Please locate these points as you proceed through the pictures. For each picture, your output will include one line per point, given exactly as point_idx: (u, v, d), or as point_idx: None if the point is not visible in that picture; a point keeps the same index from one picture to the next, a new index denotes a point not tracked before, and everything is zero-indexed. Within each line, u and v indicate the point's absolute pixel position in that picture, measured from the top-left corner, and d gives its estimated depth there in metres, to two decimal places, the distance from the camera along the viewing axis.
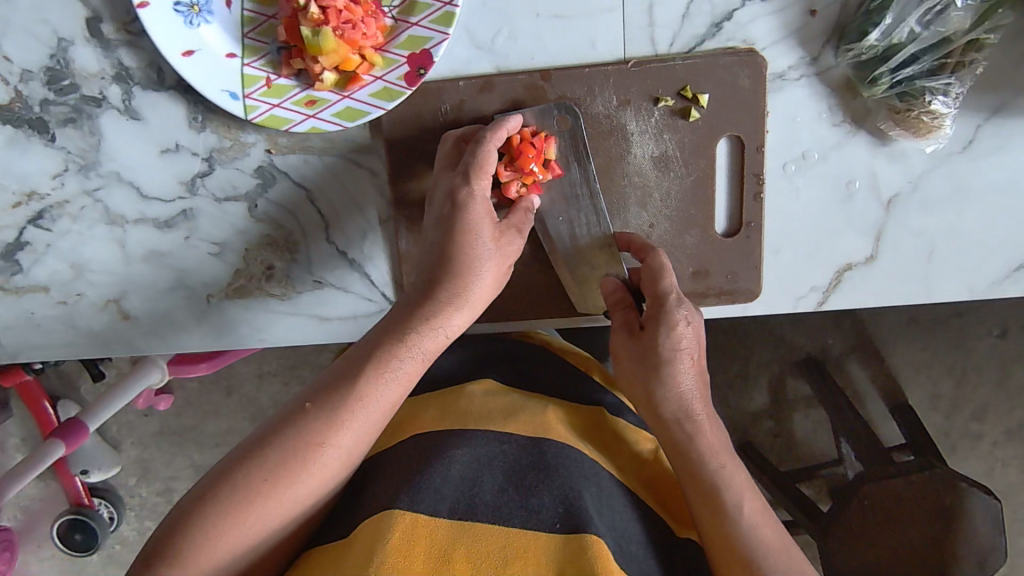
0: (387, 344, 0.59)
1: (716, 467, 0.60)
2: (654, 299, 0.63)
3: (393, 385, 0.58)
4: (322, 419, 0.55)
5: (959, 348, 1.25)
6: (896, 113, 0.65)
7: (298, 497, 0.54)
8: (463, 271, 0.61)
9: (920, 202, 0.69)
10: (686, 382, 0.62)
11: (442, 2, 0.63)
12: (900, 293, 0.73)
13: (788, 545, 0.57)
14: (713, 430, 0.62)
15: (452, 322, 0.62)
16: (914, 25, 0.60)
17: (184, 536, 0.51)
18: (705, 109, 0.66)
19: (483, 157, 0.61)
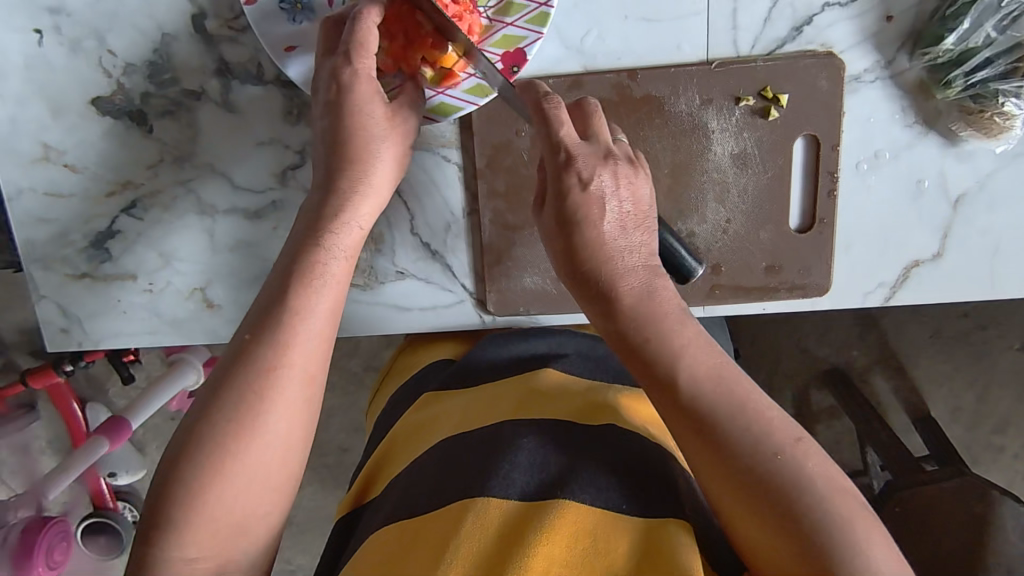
0: (301, 250, 0.58)
1: (645, 339, 0.52)
2: (553, 158, 0.54)
3: (319, 292, 0.57)
4: (263, 345, 0.54)
5: (982, 360, 1.28)
6: (969, 115, 0.68)
7: (270, 435, 0.53)
8: (360, 160, 0.59)
9: (987, 200, 0.72)
10: (604, 251, 0.54)
11: (538, 2, 0.65)
12: (964, 291, 0.75)
13: (750, 403, 0.50)
14: (643, 289, 0.54)
15: (362, 213, 0.60)
16: (990, 31, 0.64)
17: (171, 514, 0.51)
18: (784, 109, 0.69)
19: (364, 34, 0.58)
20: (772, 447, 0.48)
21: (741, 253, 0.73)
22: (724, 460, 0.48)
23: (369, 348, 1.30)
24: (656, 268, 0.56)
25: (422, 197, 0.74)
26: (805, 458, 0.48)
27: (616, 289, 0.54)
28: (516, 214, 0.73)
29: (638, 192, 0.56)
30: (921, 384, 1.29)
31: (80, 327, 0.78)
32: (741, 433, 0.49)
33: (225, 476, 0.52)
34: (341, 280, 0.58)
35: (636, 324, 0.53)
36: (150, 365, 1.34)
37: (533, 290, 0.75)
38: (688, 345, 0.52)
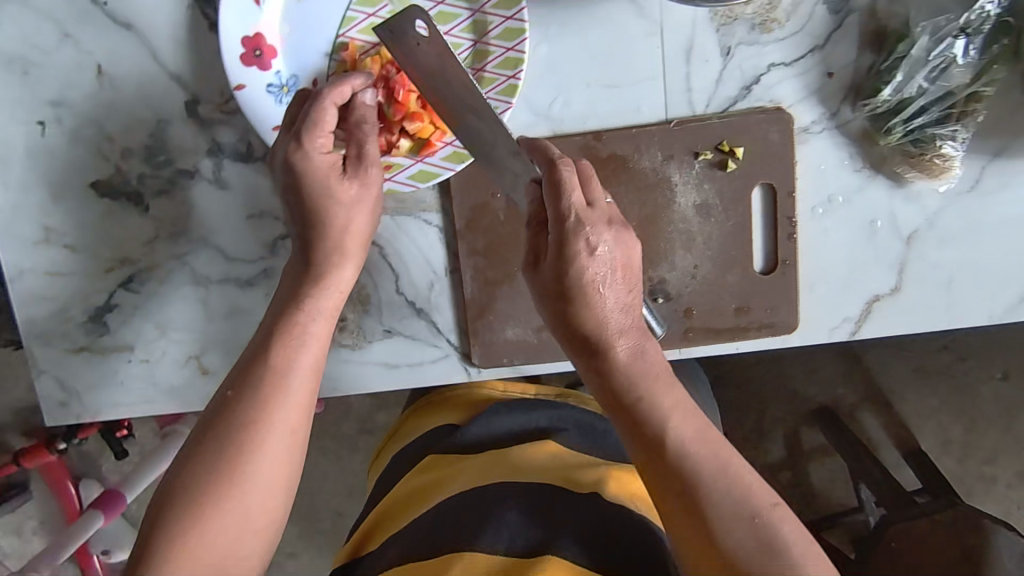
0: (289, 310, 0.62)
1: (638, 392, 0.56)
2: (554, 219, 0.58)
3: (305, 349, 0.61)
4: (246, 401, 0.57)
5: (966, 392, 1.36)
6: (911, 158, 0.73)
7: (251, 486, 0.56)
8: (332, 226, 0.64)
9: (937, 237, 0.77)
10: (599, 312, 0.58)
11: (507, 75, 0.70)
12: (925, 322, 0.79)
13: (732, 467, 0.53)
14: (631, 347, 0.58)
15: (344, 277, 0.65)
16: (921, 81, 0.69)
17: (155, 556, 0.53)
18: (741, 161, 0.74)
19: (318, 115, 0.62)
20: (750, 511, 0.51)
21: (713, 296, 0.77)
22: (698, 519, 0.52)
23: (361, 411, 1.36)
24: (646, 329, 0.59)
25: (409, 260, 0.77)
26: (781, 523, 0.51)
27: (607, 346, 0.58)
28: (497, 270, 0.77)
29: (631, 256, 0.59)
30: (908, 419, 1.37)
31: (79, 400, 0.80)
32: (717, 491, 0.52)
33: (209, 520, 0.54)
34: (324, 339, 0.62)
35: (627, 381, 0.56)
36: (143, 438, 1.35)
37: (517, 341, 0.78)
38: (676, 408, 0.55)
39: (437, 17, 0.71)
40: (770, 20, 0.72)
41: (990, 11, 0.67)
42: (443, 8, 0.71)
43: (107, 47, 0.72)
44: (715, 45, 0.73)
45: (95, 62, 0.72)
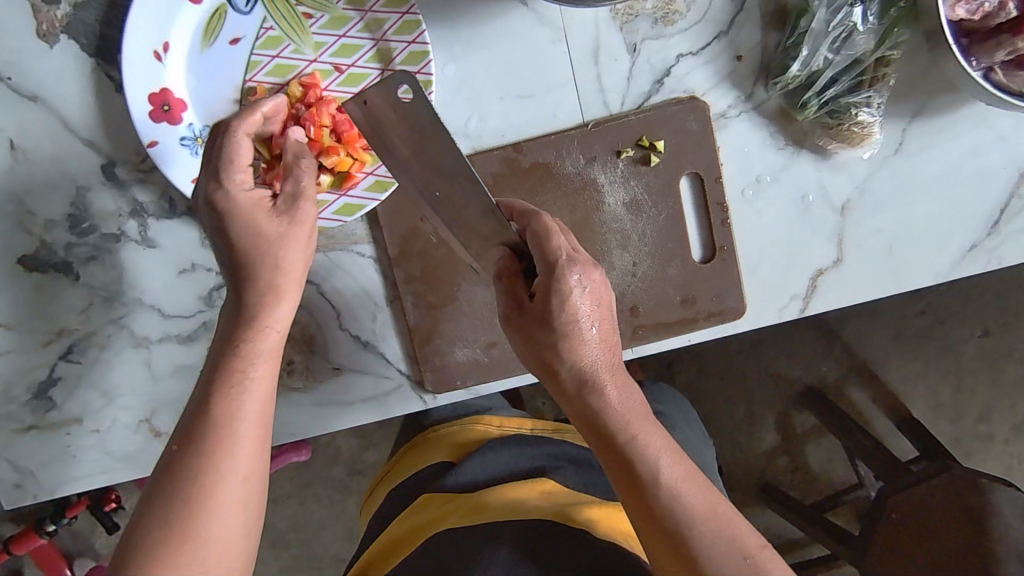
0: (225, 360, 0.58)
1: (630, 439, 0.56)
2: (545, 265, 0.57)
3: (250, 401, 0.57)
4: (190, 455, 0.55)
5: (948, 353, 1.37)
6: (830, 129, 0.73)
7: (206, 540, 0.53)
8: (265, 264, 0.60)
9: (871, 203, 0.77)
10: (588, 362, 0.57)
11: None
12: (873, 289, 0.79)
13: (719, 512, 0.55)
14: (624, 395, 0.57)
15: (280, 315, 0.61)
16: (826, 53, 0.70)
17: None
18: (663, 154, 0.74)
19: (231, 150, 0.61)
20: (742, 551, 0.53)
21: (657, 290, 0.76)
22: (689, 560, 0.53)
23: (350, 451, 1.34)
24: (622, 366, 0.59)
25: (346, 292, 0.76)
26: (769, 562, 0.54)
27: (597, 384, 0.57)
28: (438, 294, 0.76)
29: (604, 296, 0.59)
30: (896, 387, 1.37)
31: (33, 479, 0.77)
32: (710, 540, 0.53)
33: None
34: (267, 387, 0.58)
35: (616, 422, 0.56)
36: (134, 509, 1.33)
37: (467, 363, 0.77)
38: (664, 450, 0.56)
39: (341, 50, 0.72)
40: (670, 12, 0.73)
41: None
42: (344, 41, 0.71)
43: (17, 121, 0.72)
44: (620, 43, 0.73)
45: (6, 138, 0.72)
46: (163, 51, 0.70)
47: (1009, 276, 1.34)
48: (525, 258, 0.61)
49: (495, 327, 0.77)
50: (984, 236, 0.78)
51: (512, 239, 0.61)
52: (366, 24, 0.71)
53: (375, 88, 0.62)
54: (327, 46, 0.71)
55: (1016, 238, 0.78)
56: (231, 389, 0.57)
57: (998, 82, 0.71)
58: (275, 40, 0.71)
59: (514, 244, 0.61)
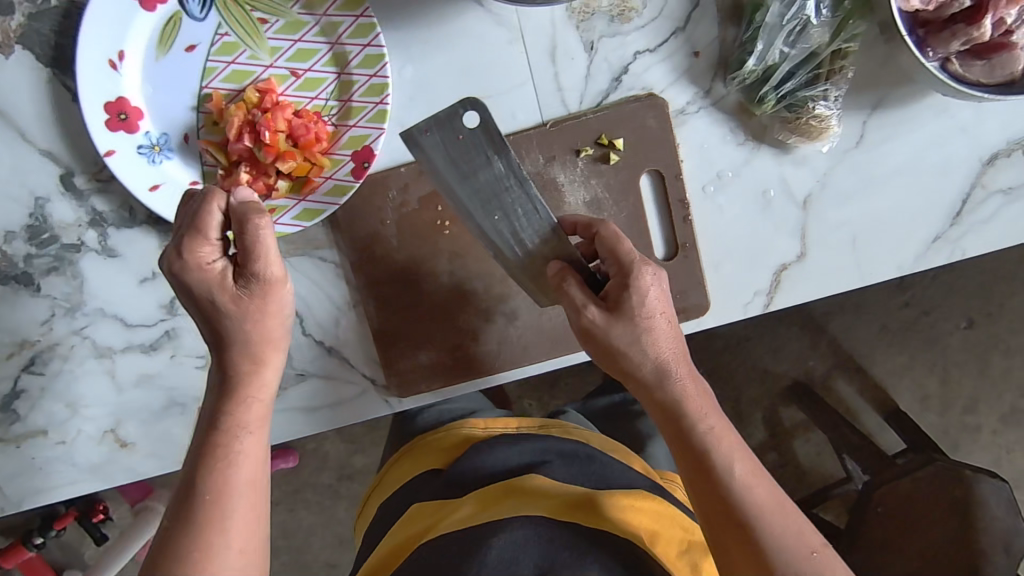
0: (212, 436, 0.60)
1: (705, 426, 0.67)
2: (620, 271, 0.68)
3: (245, 467, 0.60)
4: (185, 533, 0.56)
5: (935, 345, 1.38)
6: (789, 123, 0.73)
7: None
8: (241, 338, 0.62)
9: (831, 196, 0.77)
10: (665, 356, 0.69)
11: (375, 102, 0.71)
12: (837, 284, 0.79)
13: (782, 502, 0.65)
14: (696, 390, 0.69)
15: (261, 386, 0.63)
16: (782, 47, 0.70)
17: None
18: (623, 153, 0.74)
19: (198, 221, 0.60)
20: (809, 546, 0.62)
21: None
22: (755, 544, 0.62)
23: (339, 457, 1.34)
24: (689, 367, 0.70)
25: (309, 300, 0.76)
26: (828, 553, 0.63)
27: (670, 377, 0.68)
28: (401, 297, 0.76)
29: (667, 307, 0.69)
30: (883, 381, 1.38)
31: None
32: (776, 528, 0.63)
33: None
34: (257, 454, 0.61)
35: (693, 416, 0.67)
36: (122, 520, 1.32)
37: (431, 366, 0.77)
38: (735, 447, 0.67)
39: (297, 55, 0.71)
40: (627, 10, 0.73)
41: None
42: (300, 46, 0.71)
43: None
44: (577, 42, 0.73)
45: None
46: (118, 60, 0.70)
47: (992, 267, 1.35)
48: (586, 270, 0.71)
49: (459, 329, 0.77)
50: (946, 228, 0.78)
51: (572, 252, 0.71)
52: (321, 28, 0.71)
53: (433, 121, 0.68)
54: (283, 51, 0.71)
55: (978, 229, 0.78)
56: (223, 460, 0.59)
57: (955, 72, 0.71)
58: (229, 46, 0.71)
59: (574, 258, 0.71)
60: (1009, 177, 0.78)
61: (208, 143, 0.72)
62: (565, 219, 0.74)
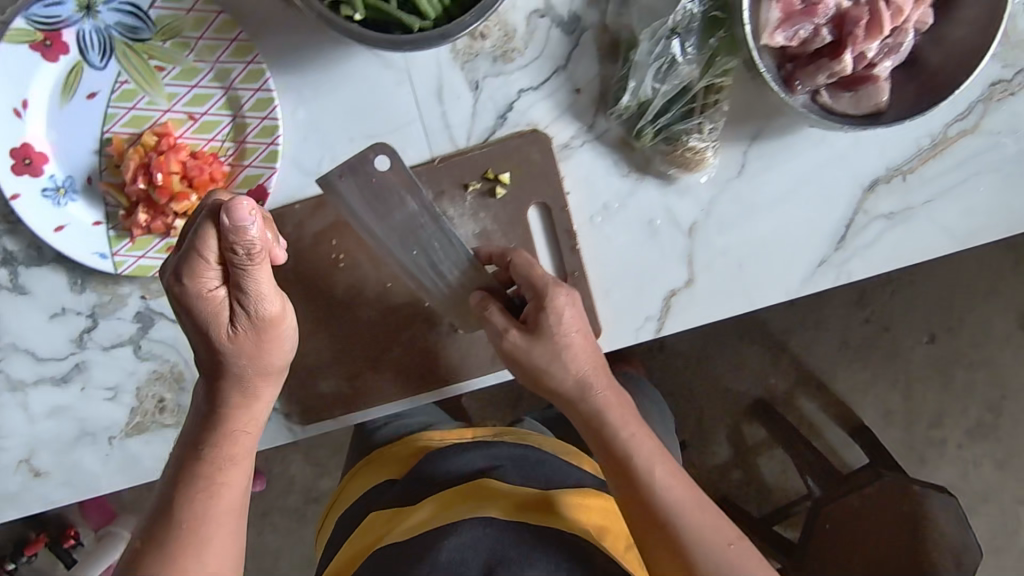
0: (194, 463, 0.62)
1: (626, 433, 0.72)
2: (534, 294, 0.72)
3: (229, 495, 0.63)
4: (154, 555, 0.59)
5: (897, 360, 1.41)
6: (667, 154, 0.76)
7: None
8: (237, 367, 0.61)
9: (716, 225, 0.80)
10: (582, 373, 0.73)
11: (266, 143, 0.74)
12: (726, 308, 0.82)
13: (701, 501, 0.70)
14: (617, 401, 0.73)
15: (247, 416, 0.64)
16: (652, 83, 0.73)
17: None
18: (509, 186, 0.77)
19: (196, 245, 0.55)
20: (728, 540, 0.67)
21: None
22: (675, 542, 0.67)
23: (305, 480, 1.36)
24: (608, 381, 0.74)
25: None
26: (746, 547, 0.68)
27: (592, 393, 0.73)
28: (302, 327, 0.79)
29: (584, 325, 0.73)
30: (847, 396, 1.41)
31: None
32: (695, 526, 0.68)
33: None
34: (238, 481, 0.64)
35: (613, 428, 0.72)
36: None
37: (330, 394, 0.80)
38: (655, 453, 0.72)
39: (193, 100, 0.75)
40: (509, 50, 0.76)
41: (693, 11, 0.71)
42: (195, 91, 0.74)
43: None
44: (463, 81, 0.76)
45: None
46: (23, 108, 0.74)
47: (947, 284, 1.38)
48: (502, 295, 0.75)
49: (356, 359, 0.80)
50: (831, 252, 0.81)
51: (488, 280, 0.75)
52: (215, 75, 0.74)
53: (345, 166, 0.71)
54: (180, 97, 0.74)
55: (863, 253, 0.81)
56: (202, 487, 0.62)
57: (824, 104, 0.73)
58: (129, 93, 0.74)
59: (491, 286, 0.75)
60: (891, 203, 0.80)
61: (110, 186, 0.76)
62: (480, 249, 0.77)
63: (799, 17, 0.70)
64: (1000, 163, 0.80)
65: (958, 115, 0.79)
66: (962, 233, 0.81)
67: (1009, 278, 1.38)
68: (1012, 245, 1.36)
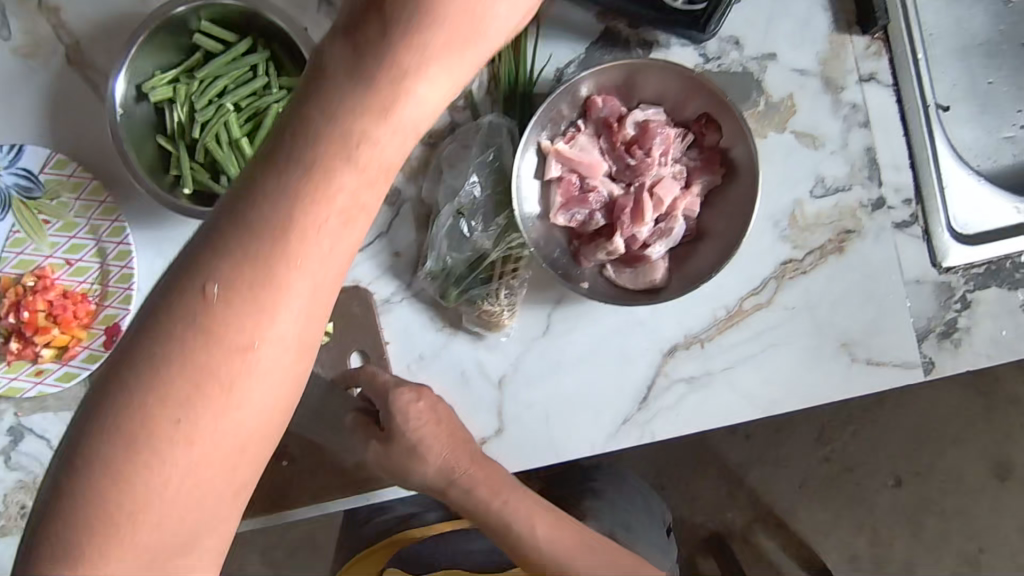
0: (315, 162, 0.42)
1: (499, 503, 0.78)
2: (382, 400, 0.78)
3: (310, 267, 0.43)
4: (242, 280, 0.42)
5: (863, 502, 1.38)
6: (470, 314, 0.83)
7: (252, 404, 0.44)
8: (421, 37, 0.43)
9: (523, 378, 0.85)
10: (439, 462, 0.78)
11: (124, 287, 0.86)
12: (535, 457, 0.86)
13: (585, 540, 0.78)
14: (483, 475, 0.79)
15: (405, 120, 0.44)
16: (448, 253, 0.83)
17: (138, 484, 0.42)
18: (332, 334, 0.84)
19: None
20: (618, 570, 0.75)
21: (314, 456, 0.88)
22: None
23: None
24: (470, 456, 0.79)
25: None
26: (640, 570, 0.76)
27: (455, 471, 0.78)
28: None
29: (434, 408, 0.79)
30: (809, 536, 1.38)
31: None
32: (585, 564, 0.75)
33: (155, 501, 0.42)
34: (349, 241, 0.45)
35: (480, 503, 0.78)
36: None
37: None
38: (531, 512, 0.78)
39: (71, 248, 0.87)
40: None
41: (476, 196, 0.83)
42: (74, 240, 0.86)
43: None
44: None
45: None
46: None
47: (919, 425, 1.37)
48: (370, 407, 0.81)
49: None
50: (633, 411, 0.85)
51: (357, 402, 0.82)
52: (90, 229, 0.86)
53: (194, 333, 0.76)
54: (60, 245, 0.87)
55: (665, 414, 0.85)
56: (305, 232, 0.43)
57: (609, 278, 0.80)
58: (18, 240, 0.86)
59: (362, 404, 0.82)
60: (690, 367, 0.84)
61: None
62: (337, 372, 0.84)
63: (576, 203, 0.78)
64: (799, 335, 0.83)
65: (751, 290, 0.83)
66: (764, 400, 0.84)
67: (982, 424, 1.37)
68: (971, 392, 1.36)
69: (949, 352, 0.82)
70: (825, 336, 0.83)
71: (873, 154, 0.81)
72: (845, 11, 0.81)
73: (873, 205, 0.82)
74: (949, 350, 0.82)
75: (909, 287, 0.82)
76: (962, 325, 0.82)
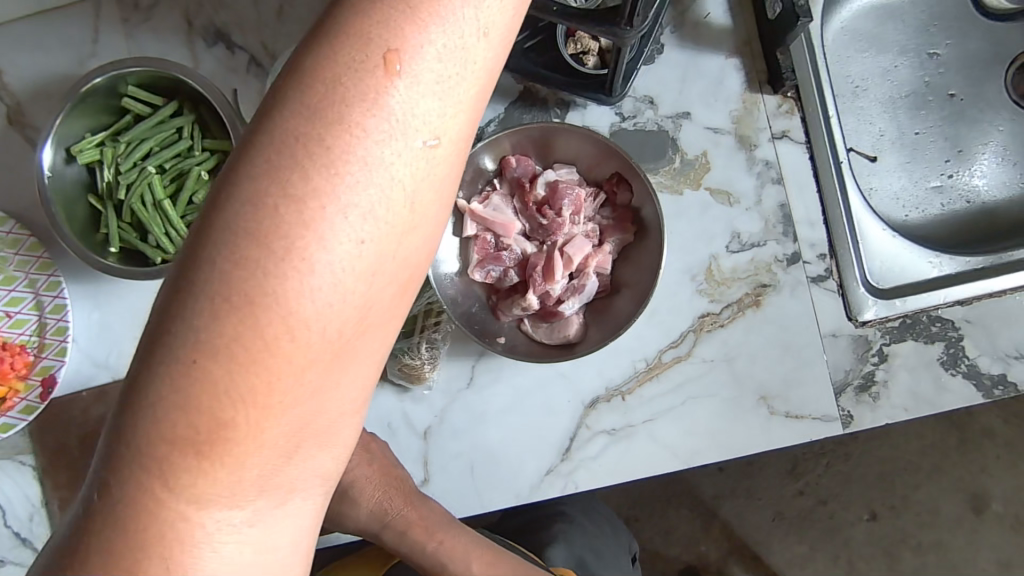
0: None
1: (434, 544, 0.80)
2: None
3: (481, 50, 0.37)
4: (425, 52, 0.35)
5: (838, 535, 1.37)
6: (394, 366, 0.83)
7: (423, 219, 0.37)
8: None
9: (448, 431, 0.86)
10: (375, 506, 0.80)
11: (60, 339, 0.86)
12: (459, 506, 0.86)
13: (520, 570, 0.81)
14: (417, 517, 0.80)
15: None
16: None
17: (309, 318, 0.33)
18: None
19: None
20: None
21: None
22: None
23: None
24: (406, 499, 0.80)
25: (8, 496, 0.89)
26: None
27: (391, 514, 0.80)
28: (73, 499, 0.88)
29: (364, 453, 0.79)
30: (782, 570, 1.37)
31: None
32: None
33: (327, 348, 0.34)
34: (514, 25, 0.39)
35: (417, 543, 0.81)
36: None
37: None
38: (466, 549, 0.80)
39: (9, 301, 0.87)
40: None
41: None
42: (13, 294, 0.87)
43: None
44: None
45: None
46: None
47: (890, 456, 1.36)
48: None
49: None
50: (556, 463, 0.85)
51: None
52: (29, 282, 0.87)
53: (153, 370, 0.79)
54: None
55: (587, 465, 0.85)
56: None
57: (526, 331, 0.80)
58: None
59: None
60: (611, 419, 0.85)
61: None
62: None
63: (491, 260, 0.80)
64: (717, 388, 0.84)
65: (669, 343, 0.84)
66: (689, 447, 0.84)
67: (953, 456, 1.36)
68: (939, 423, 1.36)
69: (868, 405, 0.83)
70: (745, 388, 0.83)
71: (787, 211, 0.84)
72: (756, 72, 0.84)
73: (788, 259, 0.84)
74: (867, 404, 0.83)
75: (825, 341, 0.83)
76: (880, 378, 0.83)
